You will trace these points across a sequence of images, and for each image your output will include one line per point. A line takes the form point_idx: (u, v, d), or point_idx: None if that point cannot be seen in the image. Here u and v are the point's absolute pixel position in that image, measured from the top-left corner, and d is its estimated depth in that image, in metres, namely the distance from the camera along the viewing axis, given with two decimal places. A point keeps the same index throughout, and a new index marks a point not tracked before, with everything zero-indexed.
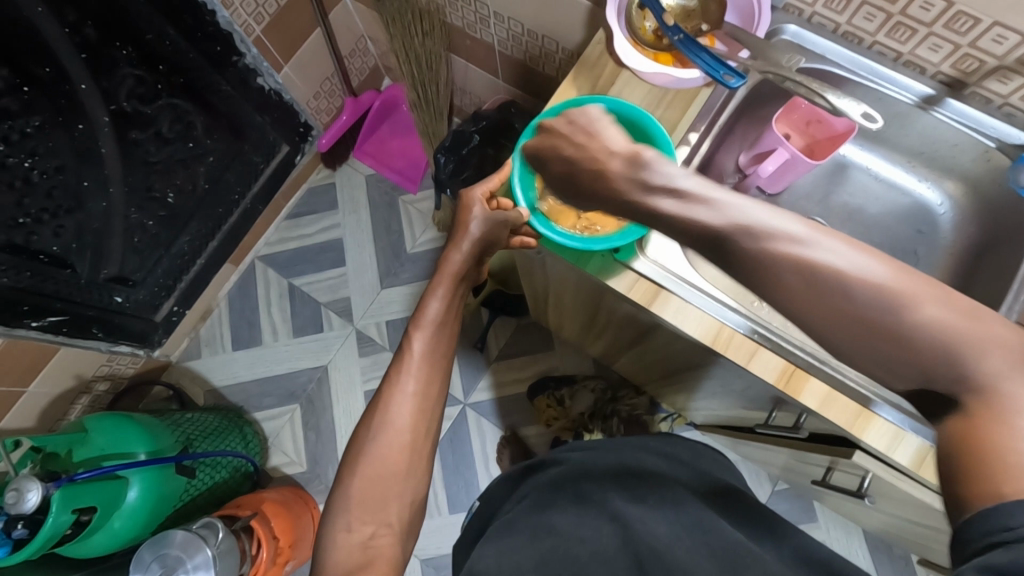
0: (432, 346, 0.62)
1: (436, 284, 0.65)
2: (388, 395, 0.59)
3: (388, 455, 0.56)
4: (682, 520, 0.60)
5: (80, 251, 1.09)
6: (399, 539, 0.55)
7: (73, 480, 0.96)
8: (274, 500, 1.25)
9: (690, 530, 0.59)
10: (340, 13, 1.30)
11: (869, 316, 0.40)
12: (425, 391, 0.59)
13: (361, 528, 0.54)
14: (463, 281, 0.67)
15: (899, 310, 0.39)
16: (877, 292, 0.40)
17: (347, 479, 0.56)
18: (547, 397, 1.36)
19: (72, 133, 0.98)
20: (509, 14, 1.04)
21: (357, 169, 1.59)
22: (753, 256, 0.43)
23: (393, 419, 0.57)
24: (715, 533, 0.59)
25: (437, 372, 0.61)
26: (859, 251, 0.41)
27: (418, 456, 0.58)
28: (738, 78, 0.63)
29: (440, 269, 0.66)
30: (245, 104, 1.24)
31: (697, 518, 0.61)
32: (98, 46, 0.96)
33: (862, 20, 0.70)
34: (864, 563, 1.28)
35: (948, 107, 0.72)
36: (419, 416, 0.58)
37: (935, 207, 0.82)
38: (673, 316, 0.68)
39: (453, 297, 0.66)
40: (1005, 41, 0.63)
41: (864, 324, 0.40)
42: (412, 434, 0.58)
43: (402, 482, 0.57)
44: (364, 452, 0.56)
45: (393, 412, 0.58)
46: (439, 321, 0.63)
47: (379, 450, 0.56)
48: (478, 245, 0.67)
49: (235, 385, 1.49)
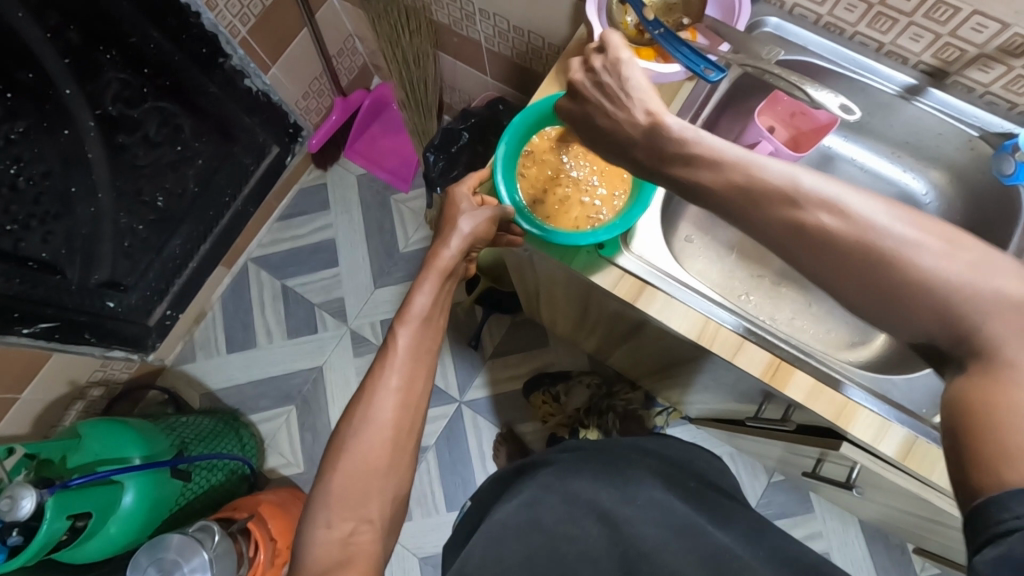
0: (416, 341, 0.62)
1: (422, 278, 0.64)
2: (372, 389, 0.59)
3: (373, 452, 0.56)
4: (668, 517, 0.61)
5: (69, 256, 1.09)
6: (380, 535, 0.56)
7: (67, 487, 0.96)
8: (272, 502, 1.24)
9: (680, 531, 0.59)
10: (326, 13, 1.29)
11: (894, 272, 0.40)
12: (410, 385, 0.60)
13: (341, 526, 0.55)
14: (452, 274, 0.67)
15: (921, 265, 0.40)
16: (899, 245, 0.40)
17: (328, 476, 0.56)
18: (542, 394, 1.37)
19: (58, 138, 0.98)
20: (494, 11, 1.04)
21: (348, 169, 1.59)
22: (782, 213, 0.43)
23: (376, 415, 0.57)
24: (700, 534, 0.59)
25: (422, 367, 0.61)
26: (891, 210, 0.42)
27: (401, 456, 0.58)
28: (719, 72, 0.62)
29: (427, 263, 0.65)
30: (233, 105, 1.23)
31: (685, 521, 0.61)
32: (82, 49, 0.95)
33: (842, 11, 0.70)
34: (860, 552, 1.29)
35: (930, 97, 0.72)
36: (403, 412, 0.59)
37: (921, 196, 0.81)
38: (659, 312, 0.68)
39: (440, 291, 0.65)
40: (986, 29, 0.63)
41: (891, 278, 0.40)
42: (397, 430, 0.58)
43: (384, 479, 0.57)
44: (346, 451, 0.56)
45: (377, 409, 0.58)
46: (424, 316, 0.63)
47: (363, 445, 0.56)
48: (466, 238, 0.66)
49: (230, 388, 1.49)
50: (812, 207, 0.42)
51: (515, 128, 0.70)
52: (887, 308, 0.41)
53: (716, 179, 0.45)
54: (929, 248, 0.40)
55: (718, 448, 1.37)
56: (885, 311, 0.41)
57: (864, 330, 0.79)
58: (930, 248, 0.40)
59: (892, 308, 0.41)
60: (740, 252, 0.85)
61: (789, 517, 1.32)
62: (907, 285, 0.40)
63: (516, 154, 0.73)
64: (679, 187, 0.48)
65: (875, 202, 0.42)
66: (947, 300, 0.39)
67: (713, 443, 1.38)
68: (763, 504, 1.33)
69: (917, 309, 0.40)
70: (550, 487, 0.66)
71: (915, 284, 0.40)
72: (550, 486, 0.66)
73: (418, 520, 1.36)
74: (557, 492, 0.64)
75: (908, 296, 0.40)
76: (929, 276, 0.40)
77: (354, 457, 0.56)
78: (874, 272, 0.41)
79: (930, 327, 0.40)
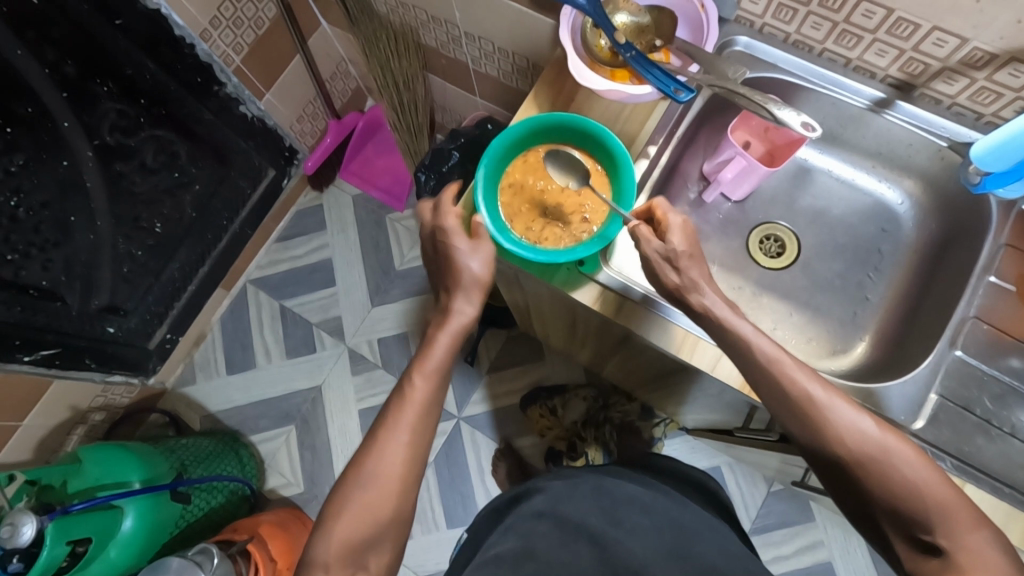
0: (414, 391, 0.62)
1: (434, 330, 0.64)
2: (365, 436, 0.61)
3: (369, 486, 0.58)
4: (658, 542, 0.61)
5: (69, 283, 1.11)
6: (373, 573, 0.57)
7: (67, 512, 0.97)
8: (271, 522, 1.24)
9: (668, 553, 0.60)
10: (318, 39, 1.32)
11: (892, 478, 0.53)
12: (416, 435, 0.61)
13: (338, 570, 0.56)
14: (458, 319, 0.66)
15: (904, 474, 0.53)
16: (897, 462, 0.53)
17: (325, 518, 0.58)
18: (539, 407, 1.38)
19: (56, 169, 1.00)
20: (478, 34, 1.06)
21: (344, 189, 1.62)
22: (805, 412, 0.57)
23: (367, 458, 0.59)
24: (687, 555, 0.60)
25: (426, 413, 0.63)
26: (879, 430, 0.55)
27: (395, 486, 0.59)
28: (687, 93, 0.67)
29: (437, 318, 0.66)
30: (228, 131, 1.26)
31: (675, 540, 0.61)
32: (78, 82, 0.97)
33: (810, 28, 0.72)
34: (863, 560, 1.28)
35: (899, 109, 0.74)
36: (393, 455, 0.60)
37: (896, 205, 0.83)
38: (638, 326, 0.70)
39: (444, 340, 0.65)
40: (946, 44, 0.65)
41: (891, 482, 0.53)
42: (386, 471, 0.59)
43: (378, 517, 0.58)
44: (352, 479, 0.59)
45: (382, 441, 0.60)
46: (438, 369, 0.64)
47: (358, 483, 0.58)
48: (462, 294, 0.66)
49: (230, 409, 1.50)
50: (830, 418, 0.56)
51: (495, 149, 0.71)
52: (873, 504, 0.55)
53: (753, 360, 0.59)
54: (908, 464, 0.53)
55: (716, 458, 1.37)
56: (860, 501, 0.56)
57: (844, 339, 0.81)
58: (911, 460, 0.53)
59: (885, 510, 0.54)
60: (722, 264, 0.86)
61: (790, 526, 1.32)
62: (883, 491, 0.54)
63: (496, 173, 0.74)
64: (727, 345, 0.61)
65: (873, 421, 0.55)
66: (923, 506, 0.52)
67: (711, 453, 1.37)
68: (762, 514, 1.33)
69: (890, 511, 0.54)
70: (540, 510, 0.65)
71: (902, 493, 0.53)
72: (540, 510, 0.66)
73: (418, 537, 1.36)
74: (547, 517, 0.64)
75: (889, 504, 0.54)
76: (916, 490, 0.52)
77: (354, 486, 0.58)
78: (863, 471, 0.55)
79: (894, 520, 0.54)
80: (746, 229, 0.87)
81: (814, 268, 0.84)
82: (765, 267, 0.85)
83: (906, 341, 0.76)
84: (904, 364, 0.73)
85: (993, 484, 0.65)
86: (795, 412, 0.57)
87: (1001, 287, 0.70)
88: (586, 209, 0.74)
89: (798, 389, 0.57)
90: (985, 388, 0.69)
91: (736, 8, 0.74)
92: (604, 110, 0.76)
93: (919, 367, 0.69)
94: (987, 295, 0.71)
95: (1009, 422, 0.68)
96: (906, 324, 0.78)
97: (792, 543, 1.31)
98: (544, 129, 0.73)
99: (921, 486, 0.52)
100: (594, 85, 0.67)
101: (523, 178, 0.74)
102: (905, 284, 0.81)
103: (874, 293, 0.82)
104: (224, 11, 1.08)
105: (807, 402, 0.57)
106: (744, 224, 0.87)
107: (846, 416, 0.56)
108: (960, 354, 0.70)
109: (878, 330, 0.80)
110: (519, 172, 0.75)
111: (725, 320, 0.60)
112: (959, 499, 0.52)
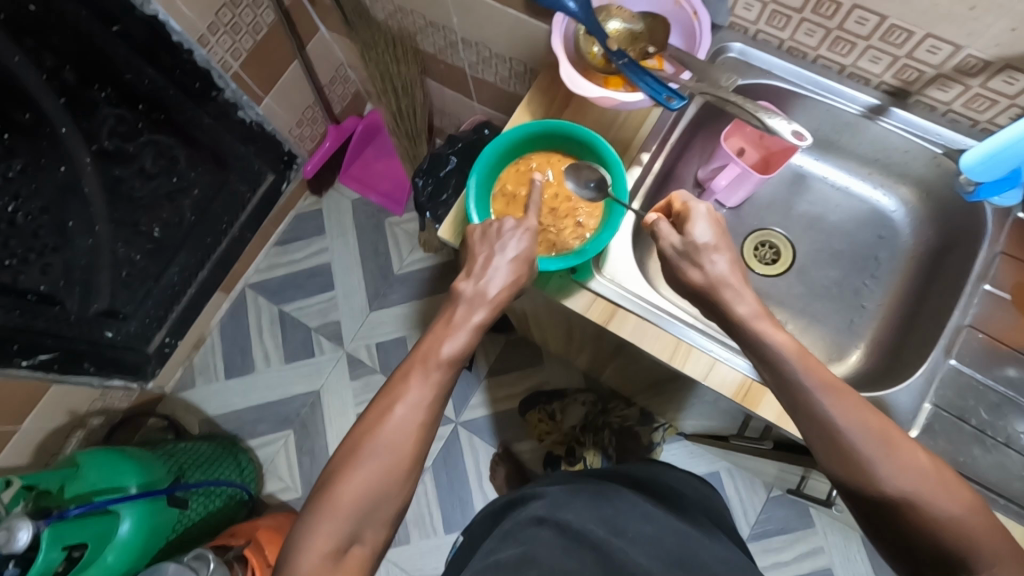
0: (424, 382, 0.59)
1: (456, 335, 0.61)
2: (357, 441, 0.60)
3: (369, 478, 0.55)
4: (660, 547, 0.61)
5: (68, 288, 1.11)
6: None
7: (62, 518, 0.97)
8: (269, 527, 1.24)
9: (668, 566, 0.59)
10: (317, 45, 1.32)
11: (938, 518, 0.51)
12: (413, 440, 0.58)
13: None
14: (468, 304, 0.63)
15: (946, 515, 0.51)
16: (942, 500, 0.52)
17: (311, 526, 0.55)
18: (539, 412, 1.38)
19: (55, 174, 1.00)
20: (475, 40, 1.06)
21: (343, 194, 1.62)
22: (849, 445, 0.54)
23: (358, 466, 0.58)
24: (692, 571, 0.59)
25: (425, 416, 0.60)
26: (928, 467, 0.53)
27: (397, 491, 0.56)
28: (679, 100, 0.67)
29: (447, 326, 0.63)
30: (228, 136, 1.26)
31: (677, 556, 0.60)
32: (77, 89, 0.98)
33: (804, 35, 0.72)
34: (863, 568, 1.27)
35: (894, 116, 0.74)
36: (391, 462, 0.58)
37: (891, 212, 0.83)
38: (631, 334, 0.70)
39: (466, 329, 0.62)
40: (940, 51, 0.65)
41: (939, 522, 0.51)
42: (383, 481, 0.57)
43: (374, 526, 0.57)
44: (347, 480, 0.56)
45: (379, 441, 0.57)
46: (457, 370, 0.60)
47: (352, 467, 0.56)
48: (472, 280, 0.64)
49: (229, 414, 1.50)
50: (878, 451, 0.53)
51: (486, 158, 0.71)
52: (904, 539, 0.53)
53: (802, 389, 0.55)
54: (950, 506, 0.51)
55: (714, 464, 1.36)
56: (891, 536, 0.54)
57: (840, 346, 0.81)
58: (956, 500, 0.52)
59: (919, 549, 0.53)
60: None
61: (789, 532, 1.31)
62: (921, 531, 0.52)
63: (488, 182, 0.74)
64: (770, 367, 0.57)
65: (924, 454, 0.53)
66: (963, 548, 0.50)
67: (709, 459, 1.37)
68: (762, 520, 1.32)
69: (927, 548, 0.52)
70: (540, 516, 0.64)
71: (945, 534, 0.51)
72: (539, 516, 0.64)
73: (416, 542, 1.36)
74: (548, 522, 0.62)
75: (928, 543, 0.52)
76: (957, 531, 0.51)
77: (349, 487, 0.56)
78: (903, 510, 0.52)
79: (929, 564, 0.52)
80: (741, 235, 0.87)
81: (810, 275, 0.84)
82: (759, 273, 0.85)
83: (901, 350, 0.76)
84: (900, 373, 0.73)
85: (988, 493, 0.64)
86: (838, 442, 0.54)
87: (997, 296, 0.70)
88: (579, 216, 0.73)
89: (844, 420, 0.54)
90: (981, 397, 0.68)
91: (730, 14, 0.74)
92: (597, 118, 0.76)
93: (914, 376, 0.68)
94: (982, 304, 0.70)
95: (1004, 432, 0.68)
96: (903, 332, 0.78)
97: (791, 550, 1.30)
98: (535, 136, 0.73)
99: (966, 529, 0.51)
100: (588, 93, 0.67)
101: (515, 186, 0.74)
102: (901, 292, 0.81)
103: (870, 299, 0.82)
104: (222, 17, 1.07)
105: (853, 433, 0.54)
106: (739, 230, 0.87)
107: (893, 452, 0.53)
108: (954, 363, 0.70)
109: (873, 338, 0.80)
110: (511, 181, 0.75)
111: (762, 337, 0.58)
112: (997, 539, 0.51)
